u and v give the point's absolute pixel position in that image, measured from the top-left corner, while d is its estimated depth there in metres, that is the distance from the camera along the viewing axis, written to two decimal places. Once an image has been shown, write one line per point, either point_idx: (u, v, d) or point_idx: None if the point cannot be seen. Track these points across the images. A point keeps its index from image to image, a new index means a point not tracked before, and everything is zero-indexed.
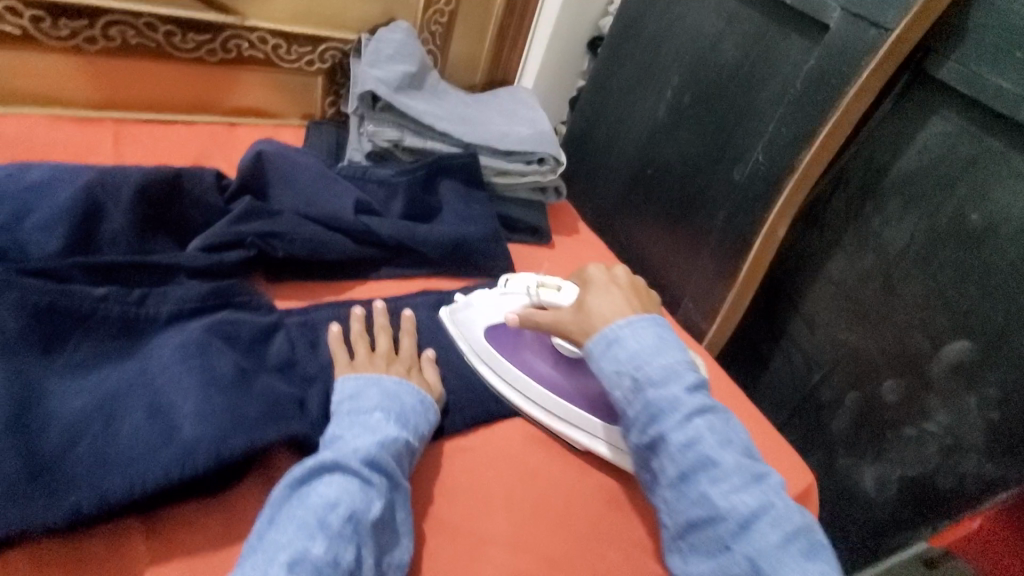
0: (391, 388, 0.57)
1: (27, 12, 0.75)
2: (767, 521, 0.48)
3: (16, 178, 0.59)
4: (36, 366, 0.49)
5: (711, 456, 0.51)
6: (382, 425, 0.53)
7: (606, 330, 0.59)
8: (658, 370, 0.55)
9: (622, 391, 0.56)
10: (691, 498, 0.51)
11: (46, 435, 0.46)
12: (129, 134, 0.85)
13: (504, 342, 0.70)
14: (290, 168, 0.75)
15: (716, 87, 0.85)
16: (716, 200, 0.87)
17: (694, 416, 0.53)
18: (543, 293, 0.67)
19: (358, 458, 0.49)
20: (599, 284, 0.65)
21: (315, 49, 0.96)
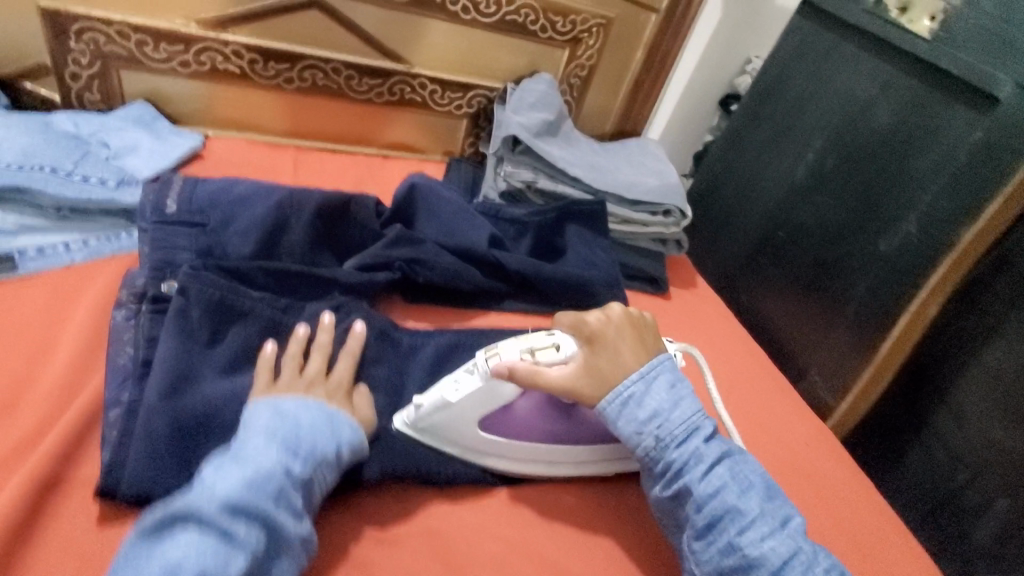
0: (287, 409, 0.52)
1: (247, 55, 0.90)
2: (798, 565, 0.49)
3: (225, 191, 0.70)
4: (198, 353, 0.56)
5: (735, 504, 0.52)
6: (266, 452, 0.47)
7: (616, 385, 0.57)
8: (678, 424, 0.55)
9: (645, 448, 0.55)
10: (719, 549, 0.51)
11: (199, 412, 0.53)
12: (305, 159, 0.98)
13: (493, 419, 0.60)
14: (436, 200, 0.82)
15: (865, 155, 0.82)
16: (854, 270, 0.83)
17: (716, 467, 0.54)
18: (541, 354, 0.58)
19: (216, 503, 0.42)
20: (607, 339, 0.59)
21: (465, 96, 1.05)
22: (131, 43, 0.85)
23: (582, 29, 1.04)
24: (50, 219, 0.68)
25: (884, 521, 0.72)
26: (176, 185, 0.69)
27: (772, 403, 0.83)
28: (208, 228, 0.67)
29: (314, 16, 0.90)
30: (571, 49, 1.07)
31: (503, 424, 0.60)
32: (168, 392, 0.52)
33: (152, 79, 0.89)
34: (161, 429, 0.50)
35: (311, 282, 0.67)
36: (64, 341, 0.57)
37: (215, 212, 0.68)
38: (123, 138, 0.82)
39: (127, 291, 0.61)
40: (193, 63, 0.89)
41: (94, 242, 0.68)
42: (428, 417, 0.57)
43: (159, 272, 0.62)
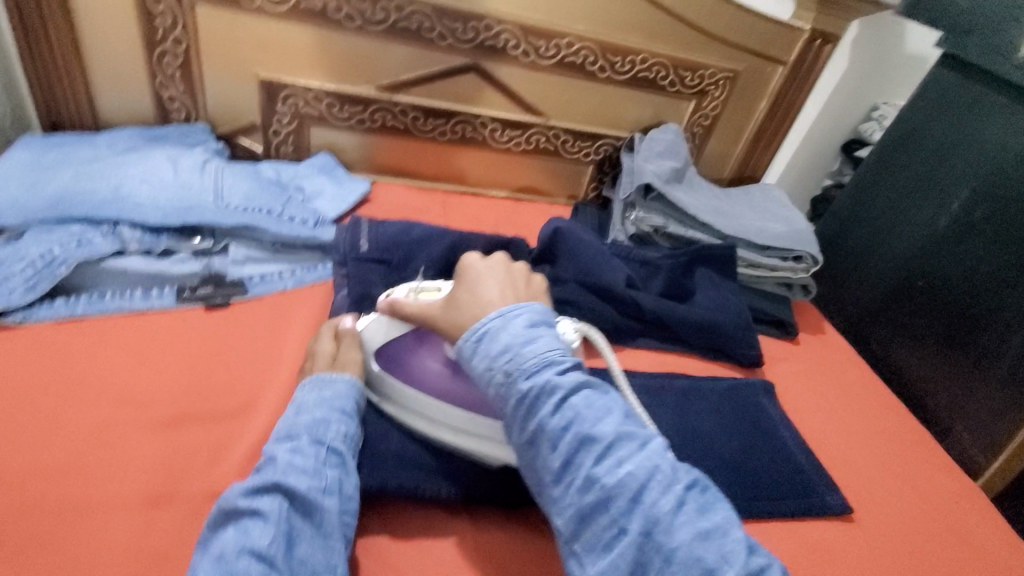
0: (288, 410, 0.59)
1: (412, 113, 1.04)
2: (653, 485, 0.45)
3: (405, 233, 0.81)
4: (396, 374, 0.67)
5: (590, 432, 0.48)
6: (269, 451, 0.53)
7: (478, 325, 0.55)
8: (529, 357, 0.51)
9: (496, 387, 0.52)
10: (576, 486, 0.47)
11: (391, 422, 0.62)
12: (451, 202, 1.09)
13: (388, 359, 0.67)
14: (578, 244, 0.89)
15: (1022, 206, 0.80)
16: (1010, 323, 0.80)
17: (571, 397, 0.50)
18: (424, 294, 0.65)
19: (235, 495, 0.49)
20: (471, 272, 0.61)
21: (593, 144, 1.14)
22: (323, 105, 1.01)
23: (710, 82, 1.10)
24: (267, 252, 0.82)
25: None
26: (365, 227, 0.81)
27: (915, 457, 0.81)
28: (393, 265, 0.79)
29: (470, 78, 1.03)
30: (697, 101, 1.12)
31: (396, 366, 0.66)
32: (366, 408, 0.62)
33: (334, 134, 1.05)
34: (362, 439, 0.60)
35: None
36: (286, 353, 0.70)
37: (399, 251, 0.79)
38: (312, 184, 0.97)
39: (335, 319, 0.73)
40: (368, 120, 1.04)
41: (299, 272, 0.81)
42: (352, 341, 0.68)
43: (359, 304, 0.74)
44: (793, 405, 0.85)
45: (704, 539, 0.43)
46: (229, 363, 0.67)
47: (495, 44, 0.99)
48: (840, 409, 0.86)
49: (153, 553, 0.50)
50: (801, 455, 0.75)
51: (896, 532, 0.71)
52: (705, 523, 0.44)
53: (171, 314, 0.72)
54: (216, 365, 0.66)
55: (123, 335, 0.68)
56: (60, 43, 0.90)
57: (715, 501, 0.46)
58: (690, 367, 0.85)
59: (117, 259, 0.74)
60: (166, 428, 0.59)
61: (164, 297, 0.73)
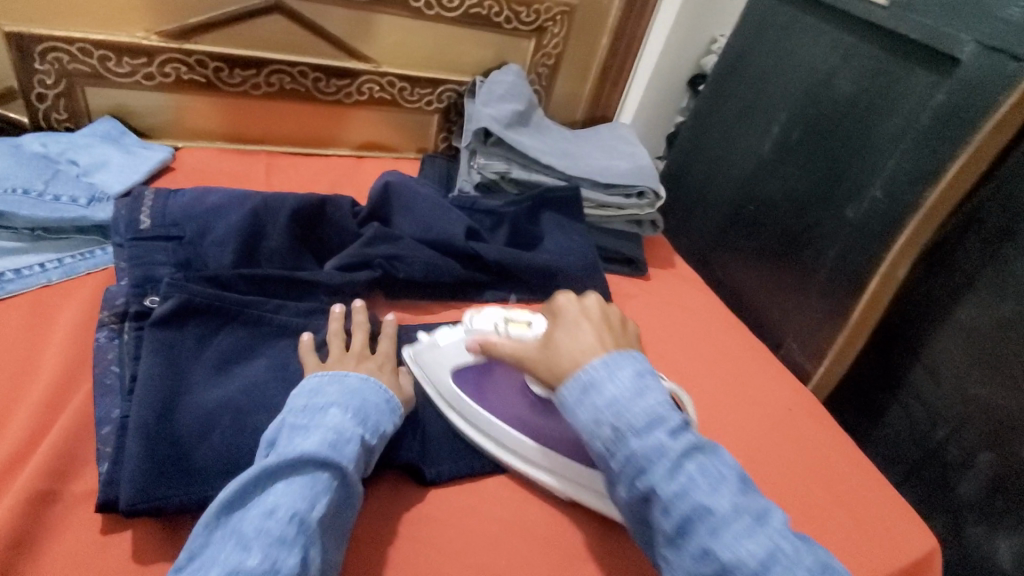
0: (353, 384, 0.56)
1: (212, 64, 0.90)
2: (779, 570, 0.44)
3: (198, 202, 0.70)
4: (188, 359, 0.58)
5: (705, 502, 0.47)
6: (331, 419, 0.51)
7: (580, 373, 0.54)
8: (640, 413, 0.50)
9: (603, 442, 0.51)
10: (696, 556, 0.46)
11: (181, 420, 0.53)
12: (277, 164, 0.98)
13: (467, 383, 0.66)
14: (411, 197, 0.83)
15: (830, 123, 0.84)
16: (825, 237, 0.84)
17: (683, 461, 0.48)
18: (511, 328, 0.65)
19: (301, 455, 0.46)
20: (568, 317, 0.60)
21: (434, 91, 1.06)
22: (94, 59, 0.84)
23: (546, 17, 1.05)
24: (24, 241, 0.68)
25: (860, 473, 0.75)
26: (148, 199, 0.69)
27: (755, 372, 0.86)
28: (185, 239, 0.67)
29: (278, 20, 0.90)
30: (537, 38, 1.07)
31: (474, 387, 0.66)
32: (159, 410, 0.53)
33: (118, 94, 0.89)
34: (138, 452, 0.50)
35: (293, 285, 0.68)
36: (47, 359, 0.58)
37: (190, 224, 0.68)
38: (91, 155, 0.81)
39: (107, 311, 0.60)
40: (157, 75, 0.89)
41: (69, 261, 0.68)
42: (423, 353, 0.66)
43: (140, 287, 0.62)
44: (643, 340, 0.86)
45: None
46: None
47: None
48: (687, 337, 0.88)
49: None
50: None
51: (730, 446, 0.74)
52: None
53: None
54: None
55: None
56: None
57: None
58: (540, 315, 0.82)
59: None
60: None
61: None
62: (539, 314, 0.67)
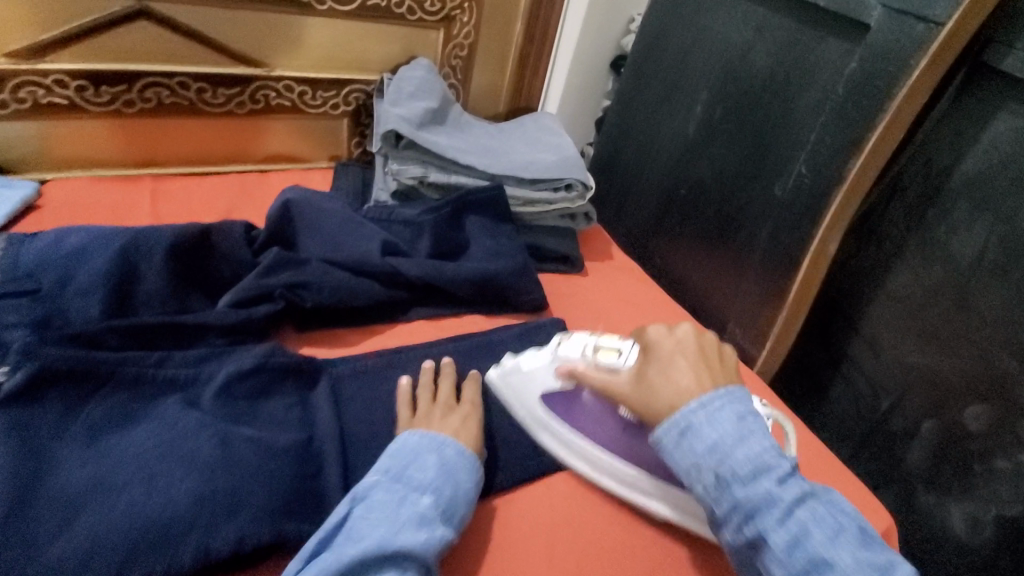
0: (449, 461, 0.53)
1: (74, 83, 0.79)
2: None
3: (57, 245, 0.60)
4: (47, 437, 0.49)
5: (826, 554, 0.44)
6: (434, 512, 0.49)
7: (675, 415, 0.51)
8: (743, 460, 0.47)
9: (705, 487, 0.48)
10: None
11: (35, 512, 0.45)
12: (164, 189, 0.87)
13: (557, 403, 0.63)
14: (317, 215, 0.75)
15: (750, 99, 0.81)
16: (757, 216, 0.82)
17: (795, 508, 0.46)
18: (602, 356, 0.60)
19: (393, 547, 0.45)
20: (662, 354, 0.56)
21: (340, 93, 0.97)
22: None
23: (453, 6, 0.98)
24: None
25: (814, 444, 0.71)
26: None
27: None
28: (43, 292, 0.58)
29: (146, 27, 0.80)
30: (446, 28, 1.00)
31: (566, 411, 0.63)
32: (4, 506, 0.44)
33: None
34: None
35: (179, 331, 0.60)
36: None
37: (46, 273, 0.59)
38: None
39: None
40: (12, 102, 0.77)
41: None
42: (509, 377, 0.63)
43: None
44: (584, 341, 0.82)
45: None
46: None
47: None
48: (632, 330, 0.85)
49: None
50: None
51: None
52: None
53: None
54: None
55: None
56: None
57: None
58: (472, 328, 0.77)
59: None
60: None
61: None
62: (631, 343, 0.61)
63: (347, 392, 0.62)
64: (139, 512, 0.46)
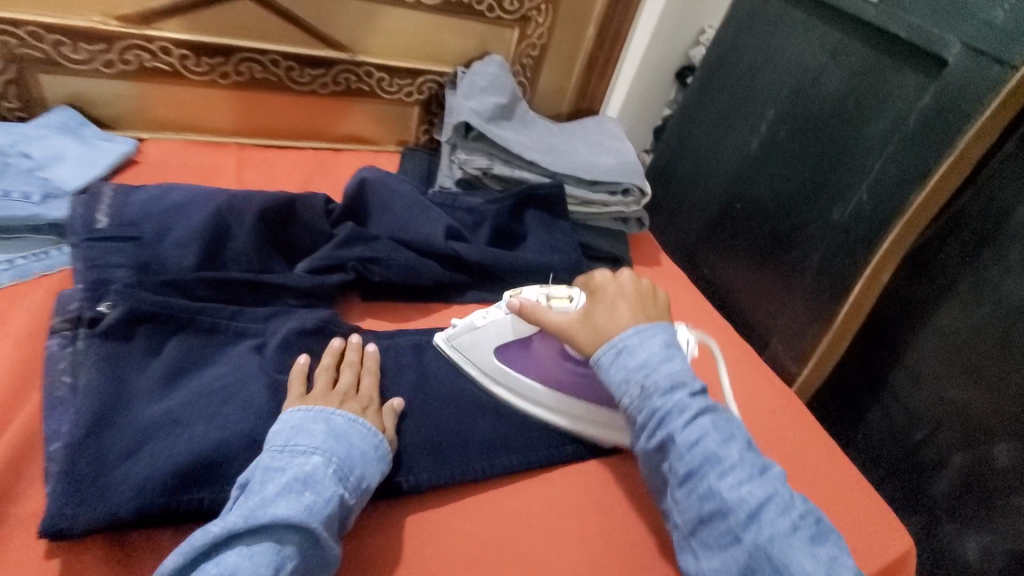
0: (339, 427, 0.53)
1: (177, 51, 0.85)
2: (774, 509, 0.49)
3: (161, 199, 0.67)
4: (131, 369, 0.55)
5: (717, 451, 0.52)
6: (322, 477, 0.48)
7: (615, 339, 0.59)
8: (664, 374, 0.56)
9: (632, 399, 0.56)
10: (700, 494, 0.51)
11: (118, 434, 0.51)
12: (249, 158, 0.93)
13: (511, 355, 0.68)
14: (389, 195, 0.79)
15: (817, 122, 0.82)
16: (811, 238, 0.83)
17: (699, 417, 0.54)
18: (555, 303, 0.65)
19: (272, 515, 0.44)
20: (607, 297, 0.63)
21: (414, 82, 1.02)
22: (47, 44, 0.79)
23: (531, 7, 1.01)
24: None
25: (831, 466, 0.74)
26: (106, 195, 0.66)
27: (740, 375, 0.84)
28: (143, 241, 0.64)
29: (248, 6, 0.85)
30: (521, 28, 1.04)
31: (518, 360, 0.67)
32: (91, 428, 0.50)
33: (75, 82, 0.84)
34: (83, 467, 0.48)
35: (260, 289, 0.65)
36: None
37: (150, 224, 0.65)
38: (46, 146, 0.76)
39: (59, 317, 0.56)
40: (118, 62, 0.83)
41: (21, 261, 0.64)
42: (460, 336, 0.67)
43: (94, 292, 0.59)
44: None
45: (821, 559, 0.47)
46: None
47: None
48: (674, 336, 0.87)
49: None
50: None
51: None
52: (818, 547, 0.48)
53: None
54: None
55: None
56: None
57: (827, 534, 0.49)
58: None
59: None
60: None
61: None
62: (578, 290, 0.67)
63: (405, 362, 0.66)
64: (221, 445, 0.51)
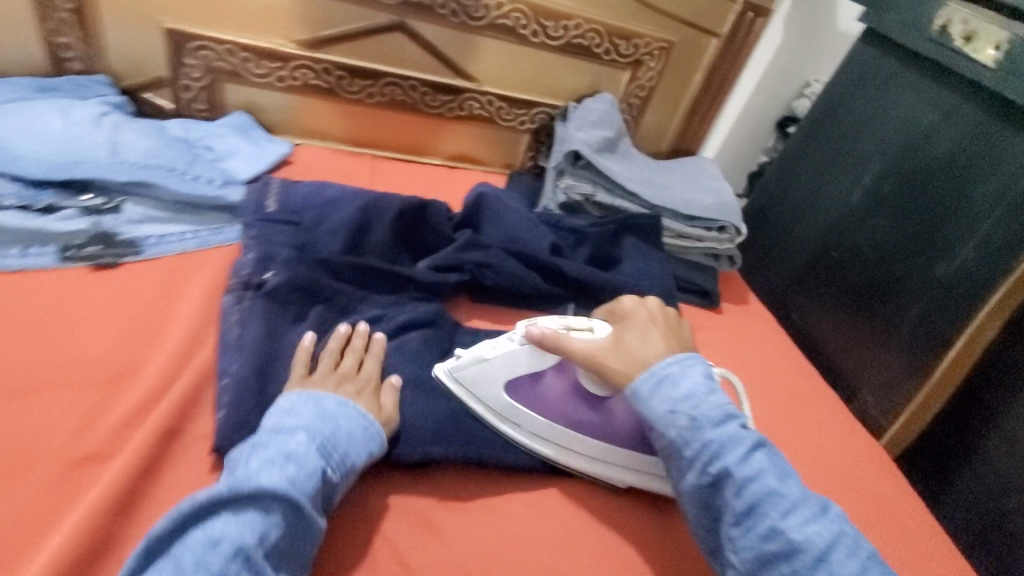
0: (329, 408, 0.55)
1: (336, 72, 0.99)
2: (842, 551, 0.47)
3: (318, 192, 0.78)
4: (286, 330, 0.64)
5: (778, 488, 0.50)
6: (308, 454, 0.49)
7: (655, 367, 0.58)
8: (711, 405, 0.54)
9: (678, 429, 0.54)
10: (758, 533, 0.48)
11: (275, 382, 0.59)
12: (380, 168, 1.06)
13: (522, 391, 0.63)
14: (503, 209, 0.87)
15: (925, 177, 0.83)
16: (909, 291, 0.83)
17: (754, 451, 0.52)
18: (576, 333, 0.62)
19: (255, 485, 0.45)
20: (636, 321, 0.64)
21: (529, 112, 1.12)
22: (238, 59, 0.95)
23: (644, 52, 1.09)
24: (168, 211, 0.77)
25: (919, 524, 0.73)
26: (275, 186, 0.78)
27: (825, 420, 0.84)
28: (303, 226, 0.75)
29: (398, 38, 0.98)
30: (633, 71, 1.12)
31: (530, 396, 0.63)
32: (256, 370, 0.59)
33: (251, 91, 0.99)
34: (248, 403, 0.56)
35: (391, 277, 0.74)
36: (177, 317, 0.65)
37: (309, 213, 0.76)
38: (226, 143, 0.91)
39: (234, 279, 0.68)
40: (288, 78, 0.98)
41: (203, 233, 0.76)
42: (465, 370, 0.62)
43: (262, 263, 0.69)
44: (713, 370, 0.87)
45: None
46: (114, 324, 0.63)
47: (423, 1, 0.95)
48: (760, 373, 0.88)
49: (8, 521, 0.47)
50: None
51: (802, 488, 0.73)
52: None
53: (52, 273, 0.67)
54: (99, 327, 0.62)
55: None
56: None
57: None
58: None
59: None
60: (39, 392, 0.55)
61: (45, 255, 0.68)
62: (599, 320, 0.64)
63: None
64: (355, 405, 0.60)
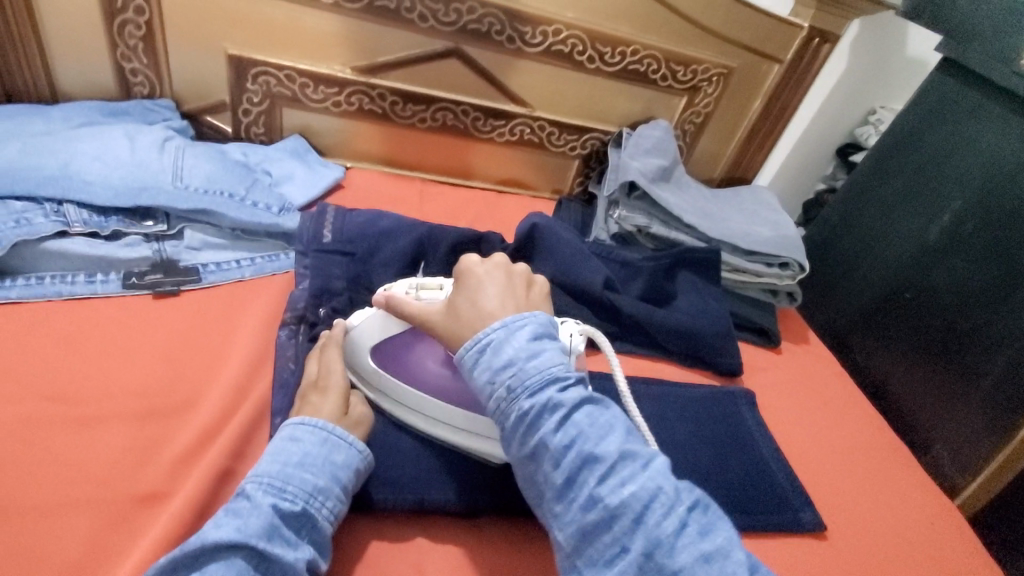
0: (280, 445, 0.52)
1: (390, 98, 0.99)
2: (659, 508, 0.42)
3: (372, 223, 0.77)
4: None
5: (594, 451, 0.45)
6: (258, 498, 0.47)
7: (479, 334, 0.50)
8: (533, 373, 0.47)
9: (498, 401, 0.47)
10: (580, 503, 0.44)
11: None
12: (429, 192, 1.05)
13: (386, 360, 0.63)
14: (556, 241, 0.85)
15: (1012, 220, 0.78)
16: (994, 342, 0.78)
17: (574, 413, 0.46)
18: (424, 293, 0.60)
19: (204, 546, 0.43)
20: (471, 277, 0.56)
21: (580, 138, 1.10)
22: (297, 85, 0.96)
23: (702, 78, 1.06)
24: (227, 238, 0.78)
25: None
26: (329, 215, 0.76)
27: (897, 475, 0.79)
28: (357, 257, 0.74)
29: (453, 63, 0.98)
30: (689, 97, 1.08)
31: (399, 366, 0.63)
32: None
33: (307, 116, 1.00)
34: None
35: None
36: (234, 349, 0.65)
37: (361, 244, 0.75)
38: (282, 168, 0.92)
39: (290, 312, 0.69)
40: (343, 104, 0.99)
41: (259, 260, 0.77)
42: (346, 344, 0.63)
43: (318, 297, 0.70)
44: (772, 416, 0.82)
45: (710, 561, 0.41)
46: (174, 354, 0.63)
47: (480, 28, 0.94)
48: (823, 420, 0.84)
49: (70, 561, 0.47)
50: (773, 471, 0.71)
51: (875, 552, 0.68)
52: (709, 546, 0.41)
53: (116, 300, 0.68)
54: (159, 357, 0.63)
55: (66, 322, 0.64)
56: (16, 21, 0.84)
57: (718, 522, 0.43)
58: (668, 375, 0.81)
59: (60, 240, 0.70)
60: (103, 424, 0.56)
61: (110, 282, 0.69)
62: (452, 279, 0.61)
63: None
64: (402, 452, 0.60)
